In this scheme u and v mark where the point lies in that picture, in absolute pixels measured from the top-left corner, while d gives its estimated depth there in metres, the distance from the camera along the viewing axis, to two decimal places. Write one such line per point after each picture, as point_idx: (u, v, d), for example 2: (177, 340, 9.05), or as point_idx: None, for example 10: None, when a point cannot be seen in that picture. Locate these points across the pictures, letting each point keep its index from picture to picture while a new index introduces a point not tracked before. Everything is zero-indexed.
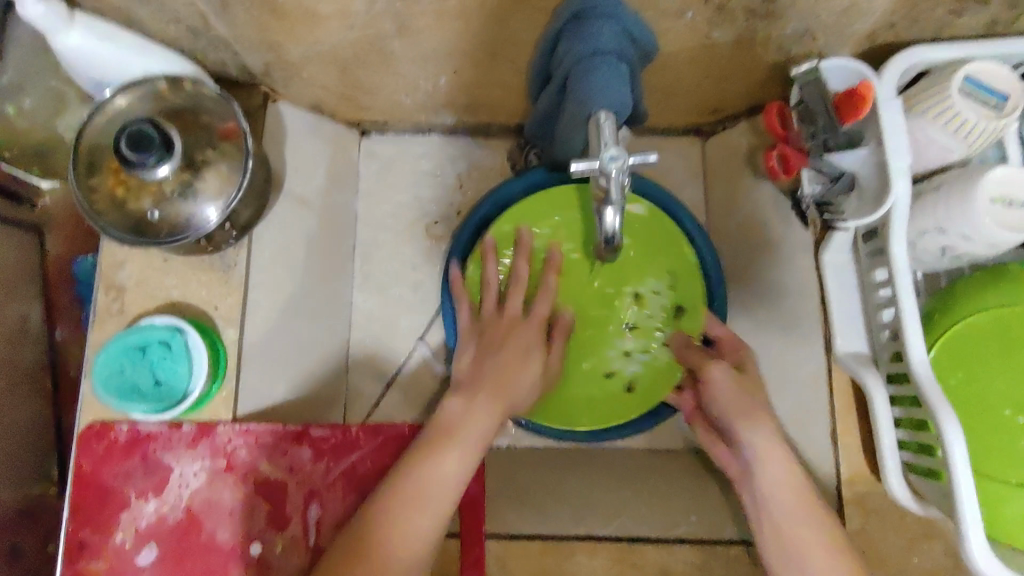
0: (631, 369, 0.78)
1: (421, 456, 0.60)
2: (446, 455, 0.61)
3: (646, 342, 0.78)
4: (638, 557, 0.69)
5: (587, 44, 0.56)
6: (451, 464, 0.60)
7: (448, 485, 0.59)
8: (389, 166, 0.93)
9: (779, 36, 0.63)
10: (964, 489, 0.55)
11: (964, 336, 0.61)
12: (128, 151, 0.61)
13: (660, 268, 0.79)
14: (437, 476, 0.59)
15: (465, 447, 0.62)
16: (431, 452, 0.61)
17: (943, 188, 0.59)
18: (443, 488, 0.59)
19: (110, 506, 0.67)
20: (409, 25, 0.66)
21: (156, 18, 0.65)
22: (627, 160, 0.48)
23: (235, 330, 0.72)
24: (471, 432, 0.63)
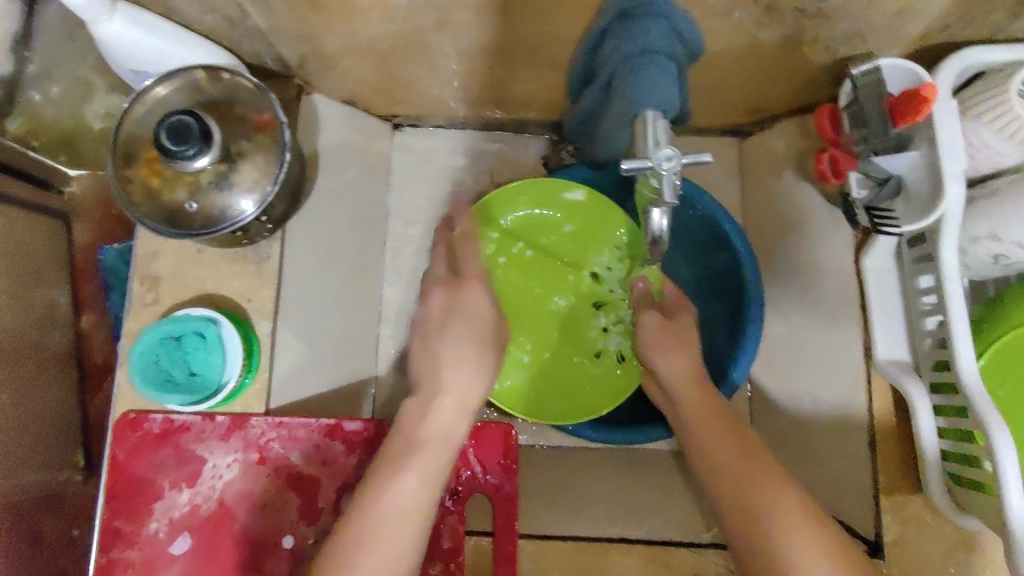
0: (613, 343, 0.81)
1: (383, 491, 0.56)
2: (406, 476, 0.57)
3: (617, 314, 0.82)
4: (672, 558, 0.69)
5: (637, 41, 0.55)
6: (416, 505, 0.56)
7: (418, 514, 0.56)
8: (421, 162, 0.93)
9: (827, 37, 0.62)
10: (1015, 503, 0.53)
11: (1013, 346, 0.60)
12: (167, 142, 0.60)
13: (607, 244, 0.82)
14: (398, 507, 0.55)
15: (428, 464, 0.58)
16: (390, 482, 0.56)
17: (999, 195, 0.58)
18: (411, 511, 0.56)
19: (143, 496, 0.67)
20: (448, 19, 0.65)
21: (193, 8, 0.65)
22: (681, 160, 0.47)
23: (268, 323, 0.73)
24: (435, 443, 0.59)
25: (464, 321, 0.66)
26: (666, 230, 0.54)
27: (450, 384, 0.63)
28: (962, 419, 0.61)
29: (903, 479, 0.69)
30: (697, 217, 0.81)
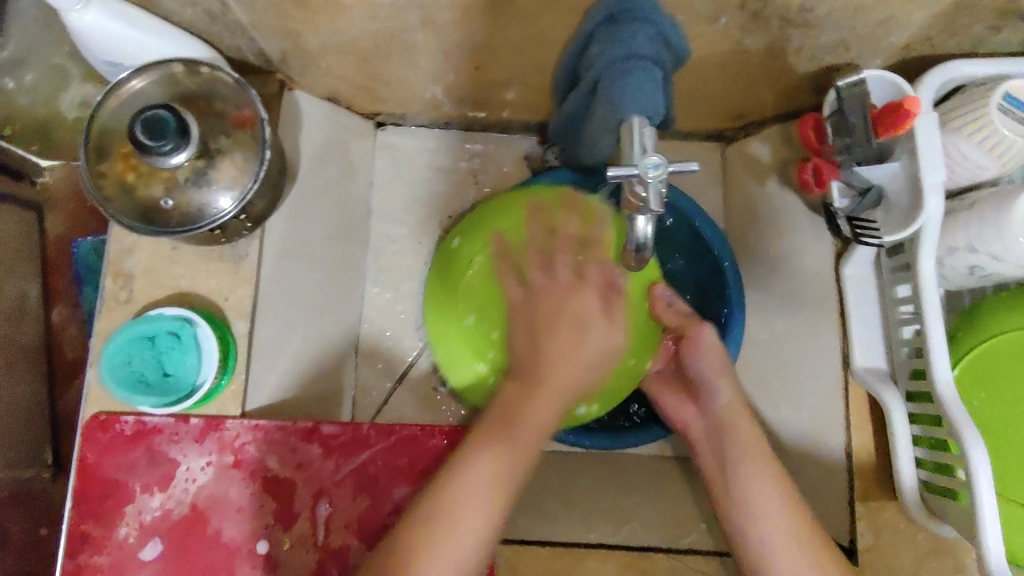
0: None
1: (444, 511, 0.57)
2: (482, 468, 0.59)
3: None
4: (650, 564, 0.68)
5: (622, 46, 0.55)
6: (489, 470, 0.59)
7: (485, 501, 0.58)
8: (404, 161, 0.92)
9: (812, 45, 0.62)
10: (987, 511, 0.54)
11: (990, 353, 0.61)
12: (143, 137, 0.59)
13: None
14: (457, 541, 0.57)
15: (476, 507, 0.58)
16: (508, 418, 0.62)
17: (976, 207, 0.59)
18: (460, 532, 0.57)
19: (113, 499, 0.65)
20: (432, 19, 0.64)
21: (173, 1, 0.64)
22: (666, 168, 0.47)
23: (245, 324, 0.71)
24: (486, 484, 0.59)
25: (592, 319, 0.64)
26: (650, 237, 0.55)
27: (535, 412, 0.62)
28: (936, 427, 0.61)
29: (878, 484, 0.69)
30: (682, 225, 0.81)
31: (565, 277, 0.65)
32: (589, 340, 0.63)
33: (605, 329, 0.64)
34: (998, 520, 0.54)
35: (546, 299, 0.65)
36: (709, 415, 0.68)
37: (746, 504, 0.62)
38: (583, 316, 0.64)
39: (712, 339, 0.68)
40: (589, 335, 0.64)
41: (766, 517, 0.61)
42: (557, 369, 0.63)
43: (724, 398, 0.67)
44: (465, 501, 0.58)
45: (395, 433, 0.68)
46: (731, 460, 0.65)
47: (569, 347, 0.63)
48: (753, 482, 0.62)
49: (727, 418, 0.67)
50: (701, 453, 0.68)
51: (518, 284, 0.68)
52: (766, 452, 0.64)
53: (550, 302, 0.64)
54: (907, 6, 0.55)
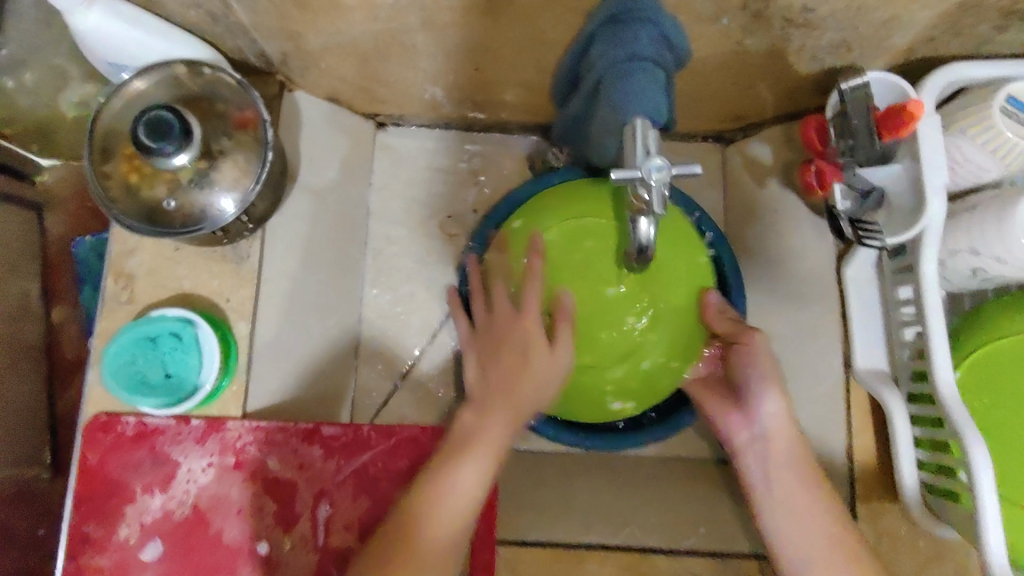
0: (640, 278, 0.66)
1: (425, 505, 0.57)
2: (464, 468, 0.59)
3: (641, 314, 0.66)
4: (650, 565, 0.70)
5: (625, 48, 0.54)
6: (472, 465, 0.59)
7: (466, 497, 0.58)
8: (405, 162, 0.92)
9: (813, 46, 0.62)
10: (990, 513, 0.54)
11: (992, 355, 0.61)
12: (145, 138, 0.58)
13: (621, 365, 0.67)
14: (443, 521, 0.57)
15: (457, 497, 0.58)
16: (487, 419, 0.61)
17: (978, 209, 0.59)
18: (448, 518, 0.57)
19: (115, 500, 0.65)
20: (434, 20, 0.64)
21: (174, 2, 0.64)
22: (670, 170, 0.47)
23: (246, 325, 0.71)
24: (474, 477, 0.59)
25: (528, 333, 0.63)
26: (653, 238, 0.55)
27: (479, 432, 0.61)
28: (938, 429, 0.61)
29: (878, 485, 0.70)
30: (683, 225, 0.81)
31: (505, 304, 0.66)
32: (532, 367, 0.62)
33: (555, 364, 0.63)
34: (1000, 522, 0.54)
35: (497, 322, 0.65)
36: (755, 424, 0.66)
37: (785, 508, 0.63)
38: (518, 346, 0.63)
39: (766, 349, 0.64)
40: (533, 361, 0.62)
41: (798, 506, 0.63)
42: (499, 394, 0.62)
43: (773, 408, 0.64)
44: (443, 495, 0.58)
45: (396, 434, 0.68)
46: (769, 467, 0.65)
47: (518, 364, 0.62)
48: (787, 476, 0.64)
49: (774, 426, 0.65)
50: (741, 458, 0.67)
51: (483, 310, 0.69)
52: (806, 455, 0.64)
53: (496, 329, 0.65)
54: (908, 7, 0.55)
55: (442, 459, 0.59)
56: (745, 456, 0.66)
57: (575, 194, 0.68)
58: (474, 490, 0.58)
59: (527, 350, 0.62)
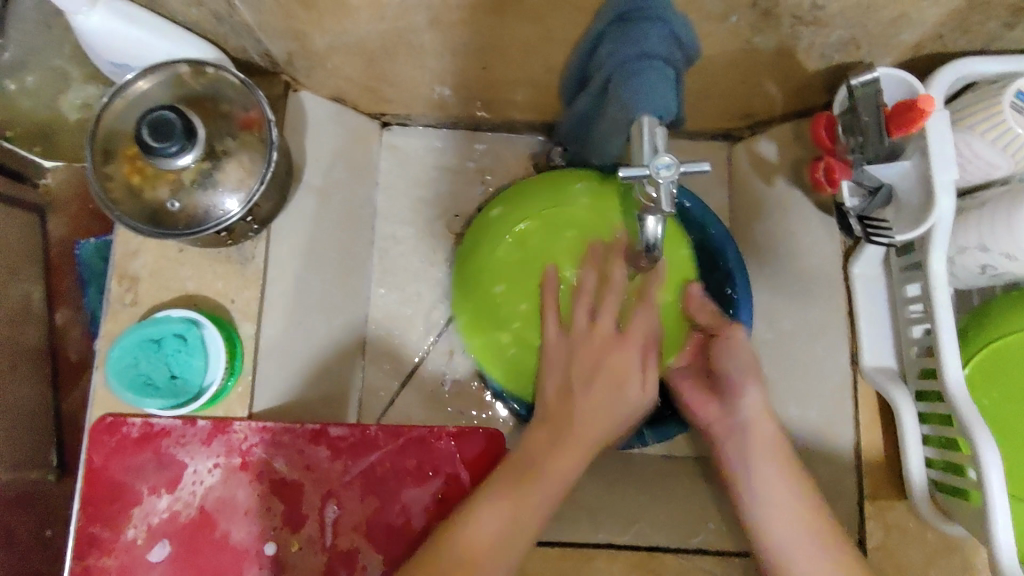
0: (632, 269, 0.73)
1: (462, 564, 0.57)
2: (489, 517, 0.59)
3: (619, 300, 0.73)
4: (658, 564, 0.68)
5: (634, 46, 0.54)
6: (502, 512, 0.59)
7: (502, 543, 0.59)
8: (409, 161, 0.91)
9: (822, 44, 0.61)
10: (999, 511, 0.54)
11: (1001, 352, 0.60)
12: (149, 139, 0.59)
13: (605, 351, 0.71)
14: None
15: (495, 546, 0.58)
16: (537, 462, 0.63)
17: (987, 206, 0.58)
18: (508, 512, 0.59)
19: (121, 502, 0.65)
20: (440, 19, 0.64)
21: (179, 2, 0.64)
22: (678, 168, 0.46)
23: (252, 326, 0.71)
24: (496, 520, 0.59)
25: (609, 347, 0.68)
26: (660, 237, 0.55)
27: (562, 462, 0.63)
28: (946, 427, 0.61)
29: (888, 484, 0.69)
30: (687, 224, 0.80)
31: (582, 324, 0.70)
32: (625, 394, 0.67)
33: (629, 396, 0.67)
34: (1010, 520, 0.54)
35: (577, 348, 0.69)
36: (735, 413, 0.65)
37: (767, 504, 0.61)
38: (617, 368, 0.67)
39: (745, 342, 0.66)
40: (624, 392, 0.67)
41: (781, 503, 0.61)
42: (551, 454, 0.63)
43: (752, 399, 0.64)
44: (476, 549, 0.58)
45: (403, 435, 0.67)
46: (750, 461, 0.63)
47: (608, 389, 0.67)
48: (771, 472, 0.62)
49: (751, 415, 0.64)
50: (721, 449, 0.66)
51: (556, 325, 0.71)
52: (783, 449, 0.63)
53: (589, 354, 0.68)
54: (918, 4, 0.55)
55: (467, 506, 0.60)
56: (725, 450, 0.65)
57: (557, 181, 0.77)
58: (507, 535, 0.59)
59: (620, 378, 0.67)
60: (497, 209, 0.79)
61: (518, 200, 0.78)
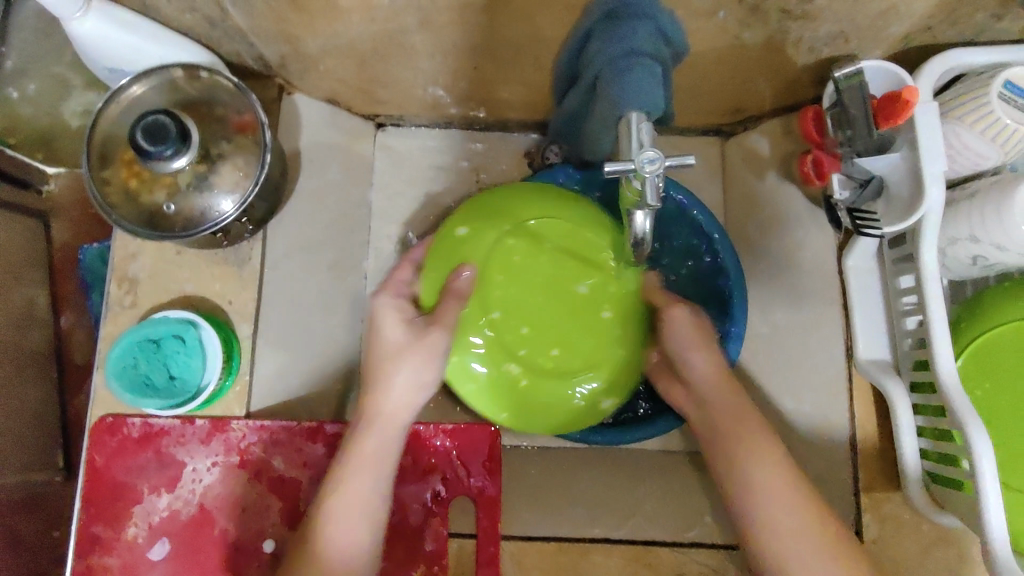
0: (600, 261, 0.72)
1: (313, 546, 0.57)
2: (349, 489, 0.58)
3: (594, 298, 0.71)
4: (654, 558, 0.70)
5: (621, 43, 0.54)
6: (354, 489, 0.58)
7: (355, 519, 0.58)
8: (403, 158, 0.88)
9: (810, 38, 0.61)
10: (991, 500, 0.54)
11: (992, 344, 0.60)
12: (144, 143, 0.59)
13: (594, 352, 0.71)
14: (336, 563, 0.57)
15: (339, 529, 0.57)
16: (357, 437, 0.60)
17: (976, 197, 0.58)
18: (365, 509, 0.58)
19: (121, 501, 0.66)
20: (431, 19, 0.64)
21: (172, 7, 0.64)
22: (663, 162, 0.46)
23: (249, 327, 0.73)
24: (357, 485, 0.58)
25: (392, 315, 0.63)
26: (649, 232, 0.55)
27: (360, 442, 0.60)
28: (941, 418, 0.61)
29: (883, 475, 0.69)
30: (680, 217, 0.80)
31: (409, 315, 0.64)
32: (410, 361, 0.61)
33: (418, 354, 0.62)
34: (1002, 509, 0.54)
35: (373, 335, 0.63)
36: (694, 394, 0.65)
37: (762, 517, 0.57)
38: (399, 348, 0.62)
39: (689, 317, 0.65)
40: (404, 355, 0.61)
41: (779, 506, 0.57)
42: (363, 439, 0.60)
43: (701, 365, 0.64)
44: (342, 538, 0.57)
45: None
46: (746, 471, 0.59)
47: (395, 353, 0.61)
48: (768, 477, 0.58)
49: (711, 389, 0.63)
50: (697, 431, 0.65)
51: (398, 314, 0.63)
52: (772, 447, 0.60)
53: (381, 339, 0.63)
54: None
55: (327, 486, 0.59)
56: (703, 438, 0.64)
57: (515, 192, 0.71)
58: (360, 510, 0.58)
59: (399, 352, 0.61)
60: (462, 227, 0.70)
61: (483, 207, 0.71)
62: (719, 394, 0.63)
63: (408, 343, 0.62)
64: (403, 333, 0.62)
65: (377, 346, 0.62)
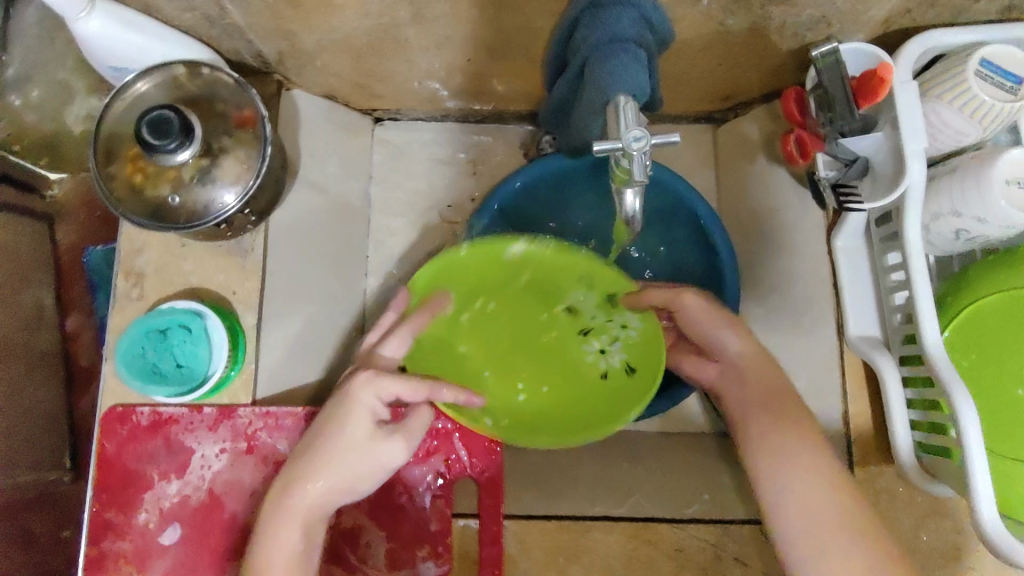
0: (615, 360, 0.73)
1: None
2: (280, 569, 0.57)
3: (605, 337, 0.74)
4: (654, 534, 0.70)
5: (607, 30, 0.56)
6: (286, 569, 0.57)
7: None
8: (403, 155, 0.94)
9: (793, 23, 0.63)
10: (978, 466, 0.55)
11: (975, 317, 0.62)
12: (150, 137, 0.61)
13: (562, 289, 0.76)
14: None
15: None
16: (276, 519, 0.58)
17: (957, 173, 0.60)
18: None
19: (133, 487, 0.68)
20: (423, 12, 0.66)
21: (172, 7, 0.66)
22: (650, 140, 0.49)
23: (254, 315, 0.73)
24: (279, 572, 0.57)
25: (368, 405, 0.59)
26: (639, 211, 0.57)
27: (283, 524, 0.58)
28: (929, 389, 0.63)
29: (875, 449, 0.71)
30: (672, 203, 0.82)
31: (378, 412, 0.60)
32: (357, 463, 0.59)
33: (378, 454, 0.60)
34: (988, 475, 0.56)
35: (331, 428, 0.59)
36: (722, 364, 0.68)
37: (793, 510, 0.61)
38: (355, 451, 0.59)
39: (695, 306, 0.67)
40: (350, 453, 0.59)
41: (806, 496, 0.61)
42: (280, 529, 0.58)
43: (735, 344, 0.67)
44: None
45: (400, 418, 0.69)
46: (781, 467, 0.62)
47: (354, 446, 0.59)
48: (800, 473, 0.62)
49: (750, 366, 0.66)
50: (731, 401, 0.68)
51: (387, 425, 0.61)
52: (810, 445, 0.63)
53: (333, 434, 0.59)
54: None
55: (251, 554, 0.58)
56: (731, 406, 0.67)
57: (598, 404, 0.70)
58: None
59: (351, 453, 0.59)
60: (524, 398, 0.73)
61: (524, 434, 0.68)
62: (756, 368, 0.66)
63: (368, 444, 0.60)
64: (366, 433, 0.60)
65: (340, 431, 0.59)
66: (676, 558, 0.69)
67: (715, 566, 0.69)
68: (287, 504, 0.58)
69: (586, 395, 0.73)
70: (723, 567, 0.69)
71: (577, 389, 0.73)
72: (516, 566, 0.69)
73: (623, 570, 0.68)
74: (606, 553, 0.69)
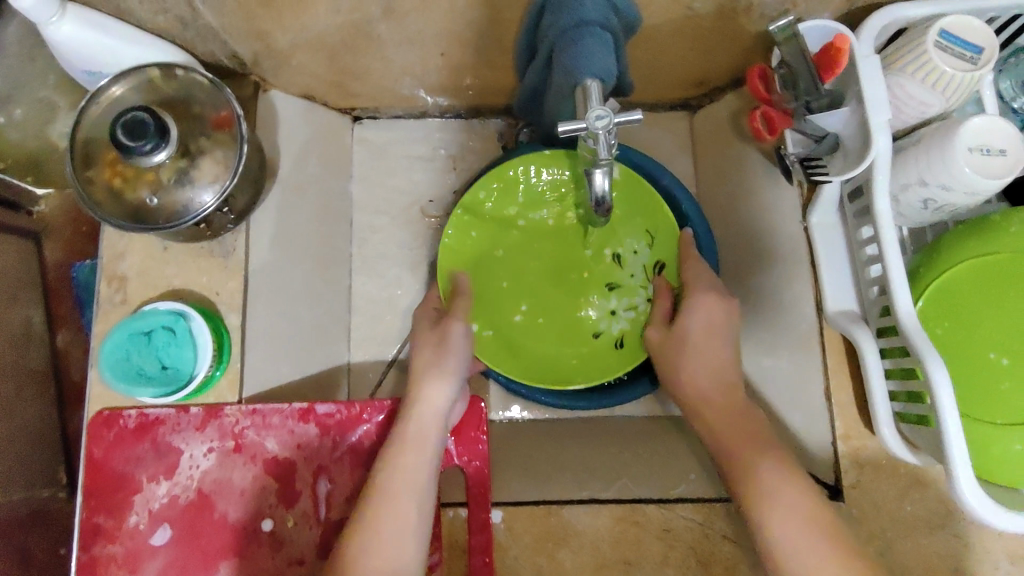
0: (617, 327, 0.84)
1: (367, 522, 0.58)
2: (408, 461, 0.61)
3: (629, 299, 0.84)
4: (641, 515, 0.70)
5: (572, 14, 0.56)
6: (409, 463, 0.61)
7: (416, 488, 0.60)
8: (384, 153, 0.95)
9: (758, 3, 0.64)
10: (953, 428, 0.56)
11: (948, 284, 0.63)
12: (124, 139, 0.61)
13: (636, 228, 0.85)
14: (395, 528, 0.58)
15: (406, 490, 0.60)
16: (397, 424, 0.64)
17: (923, 143, 0.61)
18: (414, 488, 0.60)
19: (122, 490, 0.68)
20: (393, 7, 0.67)
21: (145, 9, 0.67)
22: (613, 118, 0.50)
23: (237, 315, 0.73)
24: (412, 465, 0.61)
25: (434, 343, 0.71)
26: (609, 191, 0.58)
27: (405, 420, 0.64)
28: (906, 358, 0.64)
29: (857, 423, 0.71)
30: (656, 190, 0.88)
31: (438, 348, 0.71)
32: (436, 377, 0.68)
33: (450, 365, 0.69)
34: (963, 436, 0.56)
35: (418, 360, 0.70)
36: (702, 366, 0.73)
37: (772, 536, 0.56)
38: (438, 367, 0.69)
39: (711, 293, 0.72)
40: (433, 368, 0.68)
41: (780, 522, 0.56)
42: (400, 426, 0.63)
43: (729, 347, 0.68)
44: (396, 493, 0.60)
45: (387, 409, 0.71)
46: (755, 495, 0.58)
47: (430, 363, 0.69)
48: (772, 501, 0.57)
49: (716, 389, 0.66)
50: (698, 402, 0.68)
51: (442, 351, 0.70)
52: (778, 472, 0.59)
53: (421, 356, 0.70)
54: None
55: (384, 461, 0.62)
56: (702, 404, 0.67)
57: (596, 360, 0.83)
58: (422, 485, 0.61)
59: (432, 370, 0.68)
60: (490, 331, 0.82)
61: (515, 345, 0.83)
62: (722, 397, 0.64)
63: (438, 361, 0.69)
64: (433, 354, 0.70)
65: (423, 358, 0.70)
66: (665, 539, 0.69)
67: (705, 544, 0.69)
68: (397, 436, 0.63)
69: (577, 347, 0.84)
70: (713, 546, 0.69)
71: (569, 337, 0.85)
72: (507, 554, 0.69)
73: (612, 551, 0.69)
74: (595, 536, 0.69)
